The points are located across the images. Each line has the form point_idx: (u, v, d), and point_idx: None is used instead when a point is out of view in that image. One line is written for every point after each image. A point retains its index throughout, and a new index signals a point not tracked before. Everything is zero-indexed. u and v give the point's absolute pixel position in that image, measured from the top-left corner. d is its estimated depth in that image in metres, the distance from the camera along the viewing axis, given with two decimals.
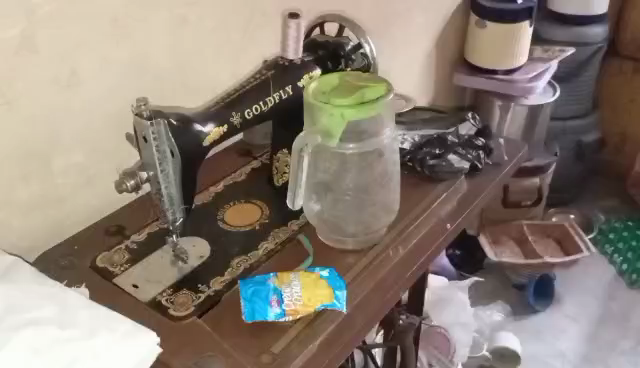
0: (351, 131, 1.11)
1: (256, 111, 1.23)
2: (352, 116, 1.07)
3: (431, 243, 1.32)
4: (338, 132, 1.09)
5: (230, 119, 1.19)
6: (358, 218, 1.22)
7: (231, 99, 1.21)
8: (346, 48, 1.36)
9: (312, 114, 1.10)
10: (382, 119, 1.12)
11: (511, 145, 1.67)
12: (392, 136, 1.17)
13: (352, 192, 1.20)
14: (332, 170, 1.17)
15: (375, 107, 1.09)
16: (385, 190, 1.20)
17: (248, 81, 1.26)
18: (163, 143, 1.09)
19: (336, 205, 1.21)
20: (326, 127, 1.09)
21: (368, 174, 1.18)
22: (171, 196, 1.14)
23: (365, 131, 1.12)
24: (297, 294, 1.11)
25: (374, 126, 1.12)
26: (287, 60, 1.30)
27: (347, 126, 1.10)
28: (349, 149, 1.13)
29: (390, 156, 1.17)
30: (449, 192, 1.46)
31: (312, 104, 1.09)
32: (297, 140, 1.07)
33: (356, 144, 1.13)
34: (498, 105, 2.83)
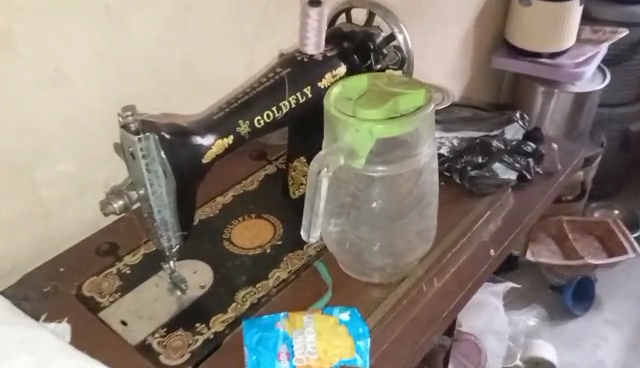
0: (381, 150, 0.90)
1: (269, 118, 1.04)
2: (381, 134, 0.87)
3: (471, 273, 1.13)
4: (364, 152, 0.89)
5: (237, 130, 1.00)
6: (387, 249, 1.01)
7: (240, 104, 1.01)
8: (377, 40, 1.14)
9: (334, 129, 0.90)
10: (421, 135, 0.91)
11: (567, 150, 1.44)
12: (432, 151, 0.95)
13: (382, 218, 0.99)
14: (357, 192, 0.96)
15: (411, 124, 0.88)
16: (422, 216, 0.99)
17: (261, 81, 1.06)
18: (154, 162, 0.91)
19: (361, 234, 1.00)
20: (349, 146, 0.89)
21: (401, 197, 0.97)
22: (165, 222, 0.96)
23: (398, 149, 0.91)
24: (311, 344, 0.93)
25: (410, 144, 0.91)
26: (307, 55, 1.10)
27: (376, 145, 0.89)
28: (378, 172, 0.92)
29: (429, 177, 0.97)
30: (492, 210, 1.25)
31: (333, 116, 0.89)
32: (315, 160, 0.88)
33: (387, 165, 0.92)
34: (539, 91, 2.54)
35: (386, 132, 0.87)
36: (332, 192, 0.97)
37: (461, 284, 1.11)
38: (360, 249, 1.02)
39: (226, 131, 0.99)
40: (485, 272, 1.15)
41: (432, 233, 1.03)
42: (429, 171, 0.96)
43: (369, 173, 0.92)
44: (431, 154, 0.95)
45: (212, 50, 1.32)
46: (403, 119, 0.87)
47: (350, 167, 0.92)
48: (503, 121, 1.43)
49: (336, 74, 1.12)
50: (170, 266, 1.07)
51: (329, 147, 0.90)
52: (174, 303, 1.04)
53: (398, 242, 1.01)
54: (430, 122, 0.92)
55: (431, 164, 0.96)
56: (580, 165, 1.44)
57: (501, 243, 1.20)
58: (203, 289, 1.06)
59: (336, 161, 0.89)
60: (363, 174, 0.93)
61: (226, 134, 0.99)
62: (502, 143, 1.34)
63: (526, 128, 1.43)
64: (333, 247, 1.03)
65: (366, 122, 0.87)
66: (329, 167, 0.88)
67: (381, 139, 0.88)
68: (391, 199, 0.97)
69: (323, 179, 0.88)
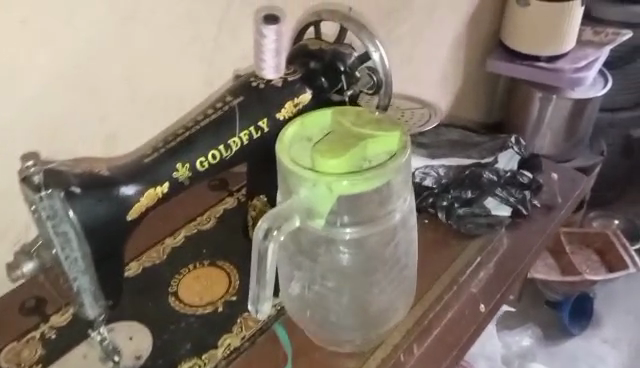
0: (345, 207, 0.73)
1: (214, 159, 0.86)
2: (342, 190, 0.71)
3: (456, 338, 0.97)
4: (324, 211, 0.73)
5: (173, 175, 0.83)
6: (358, 320, 0.82)
7: (179, 143, 0.84)
8: (348, 61, 0.96)
9: (288, 181, 0.74)
10: (395, 189, 0.74)
11: (568, 178, 1.27)
12: (409, 207, 0.78)
13: (348, 284, 0.81)
14: (317, 254, 0.78)
15: (380, 177, 0.71)
16: (399, 281, 0.82)
17: (207, 112, 0.88)
18: (63, 222, 0.74)
19: (326, 301, 0.82)
20: (305, 203, 0.72)
21: (373, 260, 0.79)
22: (84, 292, 0.80)
23: (366, 207, 0.74)
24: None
25: (381, 200, 0.74)
26: (263, 80, 0.92)
27: (338, 202, 0.72)
28: (343, 233, 0.75)
29: (406, 236, 0.79)
30: (483, 255, 1.08)
31: (287, 167, 0.73)
32: (263, 218, 0.70)
33: (353, 224, 0.75)
34: (536, 96, 2.10)
35: (349, 188, 0.71)
36: (286, 251, 0.79)
37: (444, 352, 0.95)
38: (325, 319, 0.83)
39: (161, 178, 0.82)
40: (472, 334, 1.00)
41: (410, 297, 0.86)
42: (407, 229, 0.79)
43: (333, 234, 0.75)
44: (408, 210, 0.78)
45: (167, 65, 1.05)
46: (370, 172, 0.71)
47: (307, 228, 0.75)
48: (497, 145, 1.25)
49: (300, 102, 0.94)
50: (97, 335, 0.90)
51: (284, 204, 0.72)
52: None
53: (372, 312, 0.83)
54: (407, 173, 0.75)
55: (409, 221, 0.79)
56: (583, 194, 1.27)
57: (492, 297, 1.04)
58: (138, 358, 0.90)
59: (289, 222, 0.71)
60: (323, 236, 0.76)
61: (161, 181, 0.82)
62: (495, 173, 1.16)
63: (523, 153, 1.25)
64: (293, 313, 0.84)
65: (324, 177, 0.71)
66: (279, 228, 0.70)
67: (344, 196, 0.72)
68: (360, 263, 0.79)
69: (271, 243, 0.70)
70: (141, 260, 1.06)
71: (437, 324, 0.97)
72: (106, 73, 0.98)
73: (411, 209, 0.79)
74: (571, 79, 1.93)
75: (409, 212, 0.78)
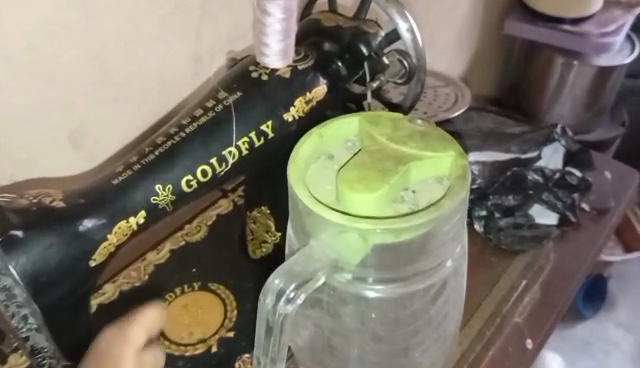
0: (380, 258, 0.57)
1: (205, 176, 0.67)
2: (377, 240, 0.55)
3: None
4: (351, 263, 0.57)
5: (152, 201, 0.65)
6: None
7: (159, 157, 0.65)
8: (374, 43, 0.75)
9: (307, 223, 0.58)
10: (446, 235, 0.58)
11: (619, 174, 1.07)
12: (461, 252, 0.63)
13: (379, 336, 0.65)
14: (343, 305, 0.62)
15: (430, 224, 0.56)
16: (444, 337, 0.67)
17: (194, 114, 0.69)
18: (4, 276, 0.56)
19: (349, 356, 0.66)
20: (329, 252, 0.57)
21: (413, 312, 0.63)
22: (41, 353, 0.62)
23: (408, 258, 0.58)
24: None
25: (428, 250, 0.58)
26: (265, 69, 0.71)
27: (372, 252, 0.57)
28: (375, 288, 0.60)
29: (456, 285, 0.64)
30: (527, 276, 0.91)
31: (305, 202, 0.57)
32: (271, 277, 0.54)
33: (389, 281, 0.60)
34: (557, 63, 1.37)
35: (386, 237, 0.55)
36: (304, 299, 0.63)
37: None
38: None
39: (136, 205, 0.64)
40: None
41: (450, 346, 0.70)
42: (457, 278, 0.64)
43: (365, 289, 0.60)
44: (459, 255, 0.63)
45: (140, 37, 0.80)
46: (419, 219, 0.55)
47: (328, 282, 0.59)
48: (540, 137, 1.04)
49: (312, 97, 0.73)
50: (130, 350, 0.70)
51: (303, 251, 0.57)
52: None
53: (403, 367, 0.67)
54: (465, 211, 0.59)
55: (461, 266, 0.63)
56: (635, 194, 1.08)
57: (542, 326, 0.87)
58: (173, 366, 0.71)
59: (313, 282, 0.55)
60: (347, 293, 0.61)
61: (136, 210, 0.64)
62: (541, 173, 0.98)
63: (571, 146, 1.05)
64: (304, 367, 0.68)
65: (355, 222, 0.55)
66: (297, 286, 0.55)
67: (380, 247, 0.56)
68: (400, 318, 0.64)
69: (290, 308, 0.54)
70: (118, 282, 0.87)
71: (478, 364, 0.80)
72: (63, 58, 0.74)
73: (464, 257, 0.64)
74: (597, 45, 1.31)
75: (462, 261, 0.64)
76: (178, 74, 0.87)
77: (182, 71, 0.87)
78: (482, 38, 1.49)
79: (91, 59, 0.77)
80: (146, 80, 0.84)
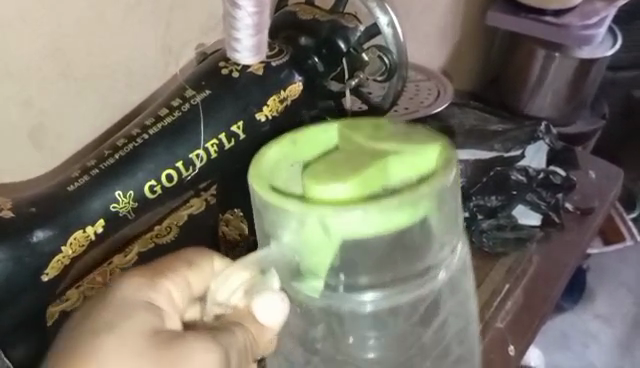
0: (350, 256, 0.54)
1: (170, 181, 0.64)
2: (342, 229, 0.52)
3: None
4: (324, 264, 0.54)
5: (111, 208, 0.61)
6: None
7: (118, 161, 0.62)
8: (353, 39, 0.71)
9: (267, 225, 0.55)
10: (431, 228, 0.55)
11: (604, 172, 1.05)
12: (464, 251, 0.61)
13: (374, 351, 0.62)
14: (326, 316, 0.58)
15: (411, 210, 0.52)
16: (455, 344, 0.65)
17: (158, 114, 0.64)
18: None
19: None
20: (296, 253, 0.54)
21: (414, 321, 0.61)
22: None
23: (387, 258, 0.55)
24: (231, 336, 0.49)
25: (409, 247, 0.55)
26: (236, 65, 0.67)
27: (340, 248, 0.53)
28: (356, 295, 0.57)
29: (463, 290, 0.62)
30: (510, 280, 0.88)
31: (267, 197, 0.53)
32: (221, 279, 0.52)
33: (376, 287, 0.57)
34: (540, 55, 1.34)
35: (357, 228, 0.52)
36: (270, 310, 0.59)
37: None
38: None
39: (93, 213, 0.61)
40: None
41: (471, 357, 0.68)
42: (455, 280, 0.61)
43: (352, 299, 0.57)
44: (462, 255, 0.61)
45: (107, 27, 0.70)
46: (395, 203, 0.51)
47: (295, 286, 0.56)
48: (524, 136, 1.02)
49: (287, 96, 0.69)
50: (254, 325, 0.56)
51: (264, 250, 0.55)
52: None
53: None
54: (453, 199, 0.56)
55: (467, 268, 0.62)
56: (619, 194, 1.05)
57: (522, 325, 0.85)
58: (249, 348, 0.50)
59: (265, 279, 0.52)
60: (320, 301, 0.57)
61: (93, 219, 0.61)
62: (525, 173, 0.94)
63: (555, 145, 1.03)
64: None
65: (323, 214, 0.51)
66: (245, 289, 0.52)
67: (349, 240, 0.53)
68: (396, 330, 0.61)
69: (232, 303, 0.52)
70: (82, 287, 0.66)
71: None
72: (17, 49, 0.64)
73: (465, 254, 0.61)
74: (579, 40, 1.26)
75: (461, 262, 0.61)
76: (145, 72, 0.76)
77: (150, 66, 0.76)
78: (464, 30, 1.45)
79: (51, 51, 0.67)
80: (111, 74, 0.73)
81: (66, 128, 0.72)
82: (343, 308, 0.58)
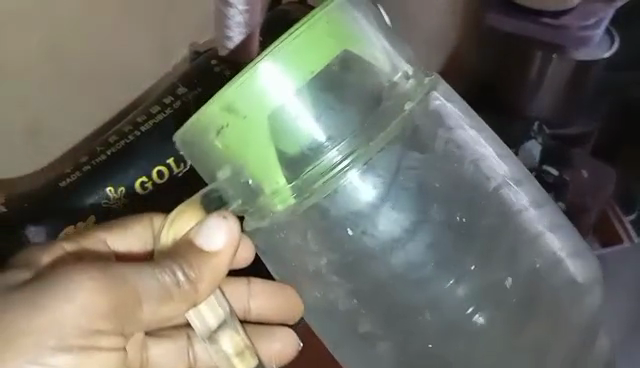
0: (296, 133, 0.45)
1: (160, 178, 0.63)
2: (251, 105, 0.43)
3: (566, 276, 0.52)
4: (275, 150, 0.44)
5: (102, 204, 0.62)
6: (487, 300, 0.51)
7: (109, 158, 0.62)
8: None
9: (201, 162, 0.46)
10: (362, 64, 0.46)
11: None
12: (466, 115, 0.52)
13: (390, 234, 0.50)
14: (308, 196, 0.45)
15: (319, 28, 0.44)
16: (503, 220, 0.51)
17: (151, 110, 0.64)
18: None
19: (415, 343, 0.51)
20: (241, 154, 0.44)
21: (420, 173, 0.50)
22: None
23: (339, 105, 0.45)
24: (144, 280, 0.48)
25: (352, 91, 0.46)
26: (228, 64, 0.66)
27: (271, 126, 0.44)
28: (321, 134, 0.45)
29: (470, 140, 0.51)
30: None
31: (186, 132, 0.45)
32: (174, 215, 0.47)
33: (334, 134, 0.45)
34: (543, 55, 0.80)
35: (274, 86, 0.43)
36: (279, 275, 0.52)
37: (583, 310, 0.53)
38: (411, 307, 0.51)
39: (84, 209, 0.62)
40: (582, 250, 0.54)
41: (528, 236, 0.52)
42: (425, 113, 0.49)
43: (358, 215, 0.49)
44: (455, 105, 0.52)
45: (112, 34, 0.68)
46: (296, 27, 0.43)
47: (260, 193, 0.45)
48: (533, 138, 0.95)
49: None
50: (278, 296, 0.65)
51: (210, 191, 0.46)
52: (118, 329, 0.49)
53: (450, 282, 0.51)
54: (368, 27, 0.46)
55: (477, 121, 0.52)
56: None
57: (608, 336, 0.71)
58: (187, 287, 0.48)
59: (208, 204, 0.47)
60: (289, 187, 0.45)
61: (84, 214, 0.61)
62: None
63: None
64: (376, 337, 0.51)
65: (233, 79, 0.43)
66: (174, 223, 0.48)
67: (267, 110, 0.44)
68: (396, 207, 0.50)
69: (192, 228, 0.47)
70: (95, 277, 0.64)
71: (560, 271, 0.52)
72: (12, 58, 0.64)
73: (426, 83, 0.48)
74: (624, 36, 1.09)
75: (411, 71, 0.47)
76: (144, 72, 0.71)
77: (147, 66, 0.71)
78: None
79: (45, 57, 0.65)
80: (110, 76, 0.70)
81: (70, 126, 0.71)
82: (317, 162, 0.45)
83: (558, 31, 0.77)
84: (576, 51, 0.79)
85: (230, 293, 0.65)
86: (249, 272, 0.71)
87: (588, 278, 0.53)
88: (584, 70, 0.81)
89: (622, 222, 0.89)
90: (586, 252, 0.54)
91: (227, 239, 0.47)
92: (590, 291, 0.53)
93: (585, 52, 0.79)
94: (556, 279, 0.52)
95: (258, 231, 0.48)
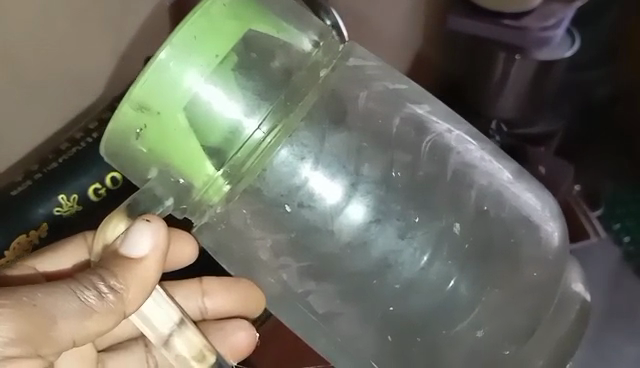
0: (235, 109, 0.43)
1: (114, 183, 0.62)
2: (168, 101, 0.41)
3: (518, 213, 0.51)
4: (198, 141, 0.43)
5: (55, 213, 0.60)
6: (447, 262, 0.50)
7: (60, 166, 0.60)
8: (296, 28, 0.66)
9: (128, 167, 0.44)
10: (287, 48, 0.44)
11: (557, 170, 0.83)
12: (391, 75, 0.50)
13: (328, 204, 0.48)
14: (239, 178, 0.44)
15: (216, 12, 0.41)
16: (453, 179, 0.50)
17: (102, 116, 0.63)
18: None
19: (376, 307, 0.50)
20: (168, 150, 0.42)
21: (355, 140, 0.49)
22: None
23: (261, 84, 0.44)
24: (61, 298, 0.41)
25: (267, 74, 0.44)
26: None
27: (195, 115, 0.42)
28: (246, 117, 0.44)
29: (397, 96, 0.50)
30: None
31: (109, 144, 0.43)
32: (107, 224, 0.42)
33: (263, 111, 0.44)
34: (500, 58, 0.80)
35: (192, 82, 0.41)
36: (236, 263, 0.49)
37: (545, 248, 0.52)
38: (364, 271, 0.49)
39: (35, 218, 0.59)
40: (533, 185, 0.54)
41: (494, 191, 0.51)
42: (344, 79, 0.48)
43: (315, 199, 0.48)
44: (378, 68, 0.50)
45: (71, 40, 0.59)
46: (191, 12, 0.40)
47: (190, 189, 0.43)
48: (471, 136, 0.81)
49: None
50: (234, 289, 0.59)
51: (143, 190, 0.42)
52: (29, 351, 0.40)
53: (405, 238, 0.50)
54: (272, 6, 0.44)
55: (402, 77, 0.50)
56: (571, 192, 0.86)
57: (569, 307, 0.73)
58: (112, 299, 0.42)
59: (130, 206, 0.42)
60: (219, 175, 0.44)
61: (36, 223, 0.59)
62: None
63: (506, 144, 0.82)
64: (336, 312, 0.49)
65: (139, 78, 0.40)
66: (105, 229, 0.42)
67: (186, 103, 0.42)
68: (331, 175, 0.48)
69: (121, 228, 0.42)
70: None
71: (507, 213, 0.51)
72: None
73: (338, 52, 0.47)
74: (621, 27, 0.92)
75: (320, 39, 0.46)
76: (95, 77, 0.64)
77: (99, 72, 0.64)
78: None
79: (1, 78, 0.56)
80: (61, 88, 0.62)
81: (18, 146, 0.61)
82: (241, 142, 0.44)
83: (521, 32, 0.77)
84: (537, 51, 0.79)
85: (182, 292, 0.59)
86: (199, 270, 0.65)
87: (545, 211, 0.53)
88: (546, 69, 0.81)
89: (590, 220, 0.91)
90: (537, 185, 0.53)
91: (154, 240, 0.42)
92: (547, 224, 0.52)
93: (548, 51, 0.79)
94: (504, 221, 0.51)
95: (202, 228, 0.46)
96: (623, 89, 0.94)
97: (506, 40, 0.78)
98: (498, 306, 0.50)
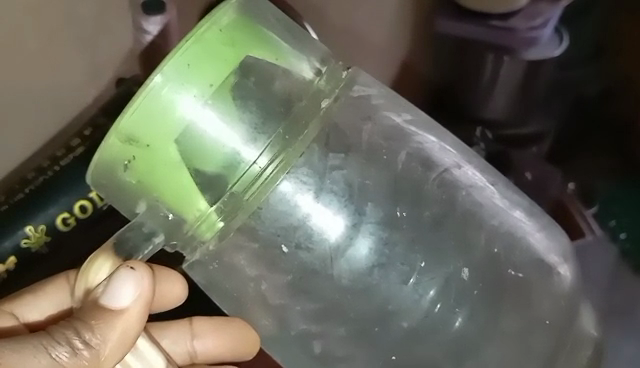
0: (231, 147, 0.41)
1: (84, 213, 0.59)
2: (159, 131, 0.39)
3: (528, 257, 0.49)
4: (190, 175, 0.40)
5: (22, 244, 0.57)
6: (451, 308, 0.47)
7: (27, 196, 0.58)
8: None
9: (116, 198, 0.41)
10: (286, 75, 0.42)
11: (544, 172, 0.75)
12: (394, 105, 0.47)
13: (331, 241, 0.45)
14: (234, 215, 0.42)
15: (211, 37, 0.39)
16: (463, 219, 0.48)
17: (70, 144, 0.59)
18: None
19: (379, 354, 0.47)
20: (157, 183, 0.40)
21: (357, 176, 0.45)
22: None
23: (257, 114, 0.41)
24: (32, 359, 0.39)
25: (265, 101, 0.41)
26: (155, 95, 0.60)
27: (186, 149, 0.40)
28: (244, 145, 0.41)
29: (404, 128, 0.47)
30: None
31: (96, 173, 0.40)
32: (91, 260, 0.40)
33: (260, 143, 0.41)
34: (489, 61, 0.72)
35: (187, 112, 0.39)
36: (231, 306, 0.47)
37: (556, 289, 0.49)
38: (364, 318, 0.46)
39: (2, 251, 0.56)
40: (545, 223, 0.50)
41: (505, 230, 0.48)
42: (345, 108, 0.45)
43: (315, 238, 0.45)
44: (382, 96, 0.47)
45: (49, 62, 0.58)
46: (185, 38, 0.38)
47: (182, 223, 0.41)
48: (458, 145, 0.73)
49: None
50: (222, 332, 0.56)
51: (131, 227, 0.40)
52: None
53: (411, 282, 0.47)
54: (271, 28, 0.42)
55: (407, 106, 0.48)
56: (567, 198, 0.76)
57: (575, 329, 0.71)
58: (86, 356, 0.39)
59: (116, 241, 0.40)
60: (212, 211, 0.41)
61: (3, 257, 0.56)
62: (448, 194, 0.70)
63: (492, 150, 0.74)
64: (337, 356, 0.47)
65: (130, 105, 0.38)
66: (88, 268, 0.40)
67: (177, 134, 0.39)
68: (334, 211, 0.45)
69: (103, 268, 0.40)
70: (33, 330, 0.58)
71: (518, 255, 0.48)
72: None
73: (343, 80, 0.44)
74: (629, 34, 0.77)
75: (322, 66, 0.43)
76: None
77: None
78: None
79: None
80: None
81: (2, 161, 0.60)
82: (239, 175, 0.41)
83: (506, 33, 0.69)
84: (525, 51, 0.70)
85: (170, 337, 0.56)
86: (185, 313, 0.62)
87: (557, 253, 0.50)
88: (535, 70, 0.72)
89: (585, 217, 0.76)
90: (549, 223, 0.51)
91: (137, 291, 0.39)
92: (560, 268, 0.50)
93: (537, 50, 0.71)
94: (514, 263, 0.48)
95: (194, 265, 0.44)
96: (618, 84, 0.78)
97: (492, 41, 0.70)
98: (504, 341, 0.48)
